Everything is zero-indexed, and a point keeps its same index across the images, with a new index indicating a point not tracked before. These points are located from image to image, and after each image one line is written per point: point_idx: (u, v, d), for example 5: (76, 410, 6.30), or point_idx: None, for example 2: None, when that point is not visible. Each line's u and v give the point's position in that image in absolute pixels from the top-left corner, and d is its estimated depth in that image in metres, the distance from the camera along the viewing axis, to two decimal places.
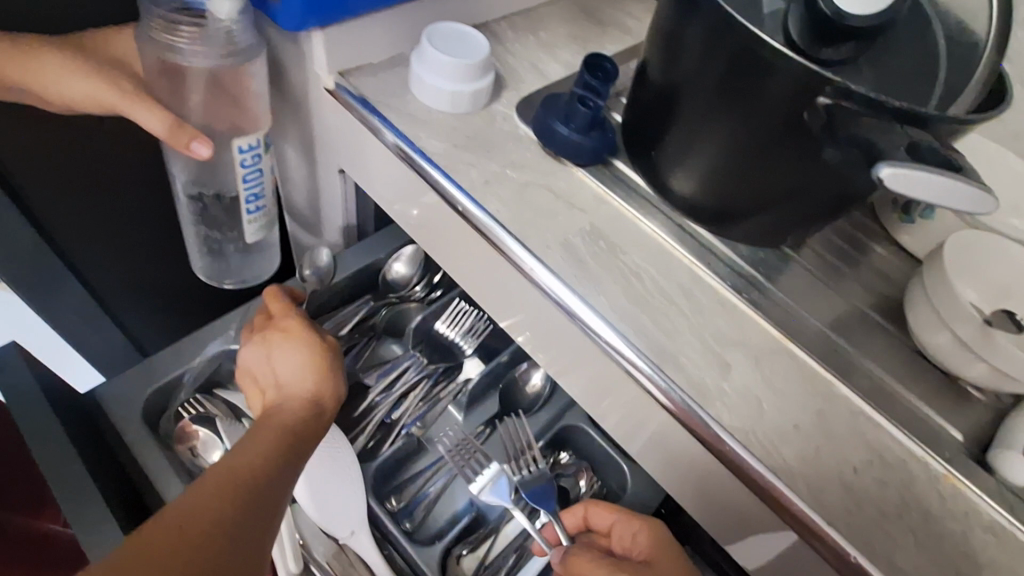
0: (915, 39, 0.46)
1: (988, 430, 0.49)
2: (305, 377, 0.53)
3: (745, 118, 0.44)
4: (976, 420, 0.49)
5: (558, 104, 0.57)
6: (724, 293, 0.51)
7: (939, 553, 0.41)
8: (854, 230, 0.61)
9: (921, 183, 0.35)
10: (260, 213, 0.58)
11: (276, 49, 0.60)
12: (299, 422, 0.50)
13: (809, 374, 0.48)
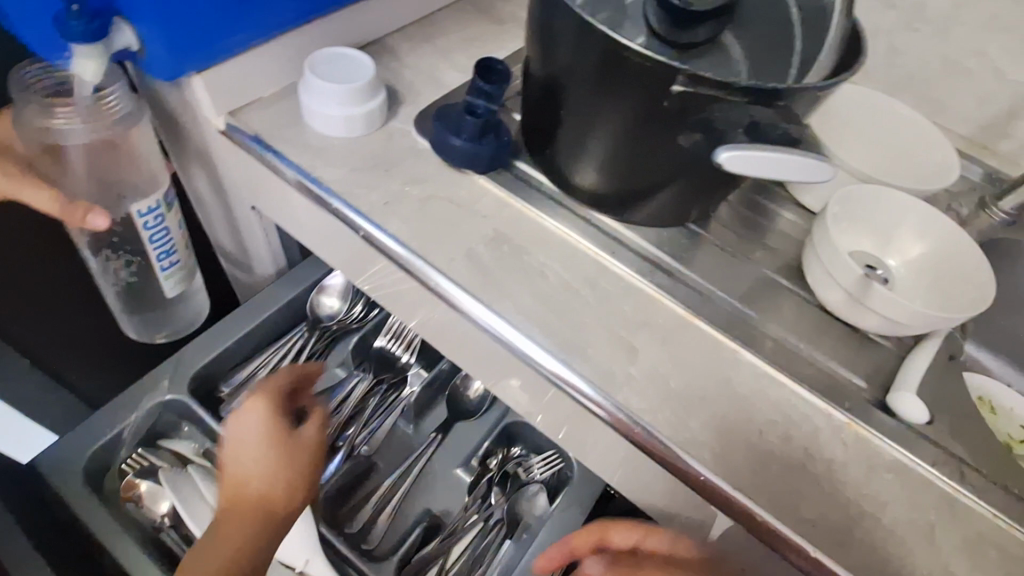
0: (766, 13, 0.49)
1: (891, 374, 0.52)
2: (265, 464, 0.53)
3: (620, 110, 0.46)
4: (880, 365, 0.52)
5: (448, 116, 0.57)
6: (630, 280, 0.53)
7: (843, 498, 0.44)
8: (758, 196, 0.63)
9: (789, 165, 0.36)
10: (176, 267, 0.58)
11: (161, 96, 0.59)
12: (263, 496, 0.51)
13: (716, 346, 0.50)
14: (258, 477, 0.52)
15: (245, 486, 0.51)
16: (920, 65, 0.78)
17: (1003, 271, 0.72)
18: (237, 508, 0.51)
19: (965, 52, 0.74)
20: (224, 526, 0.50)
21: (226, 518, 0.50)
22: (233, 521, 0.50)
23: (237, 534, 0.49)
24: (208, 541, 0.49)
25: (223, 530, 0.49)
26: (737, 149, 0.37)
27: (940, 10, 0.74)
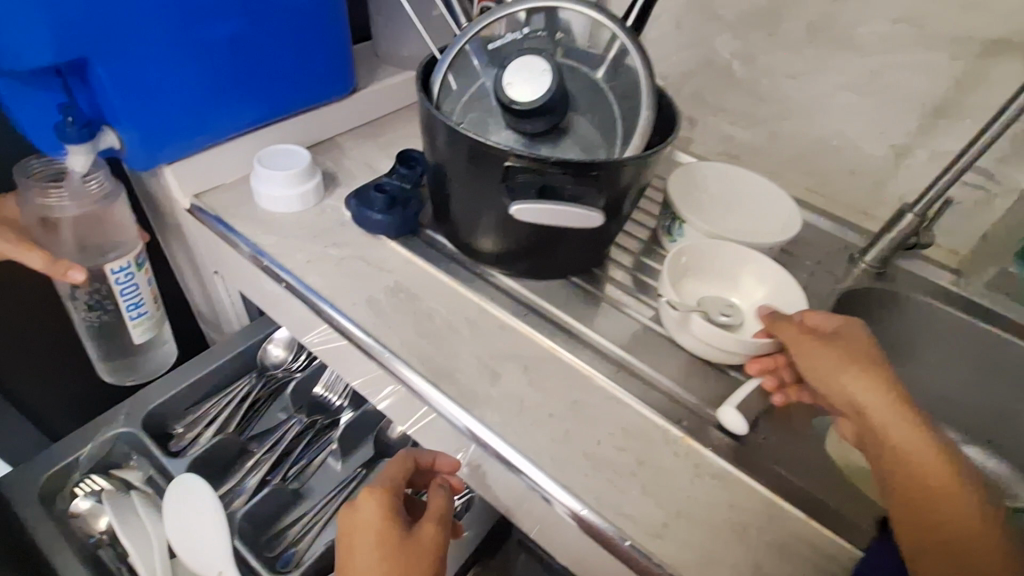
0: (595, 103, 0.62)
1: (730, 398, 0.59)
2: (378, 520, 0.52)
3: (480, 182, 0.59)
4: (720, 390, 0.59)
5: (364, 193, 0.71)
6: (505, 320, 0.63)
7: (664, 499, 0.50)
8: (635, 254, 0.74)
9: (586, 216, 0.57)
10: (142, 317, 0.70)
11: (146, 183, 0.75)
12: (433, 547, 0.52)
13: (572, 373, 0.59)
14: (375, 548, 0.50)
15: (395, 539, 0.51)
16: (796, 145, 0.91)
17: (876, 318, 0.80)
18: (375, 531, 0.51)
19: (828, 134, 0.87)
20: (367, 532, 0.52)
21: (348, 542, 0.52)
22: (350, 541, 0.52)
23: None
24: (356, 508, 0.54)
25: (360, 530, 0.52)
26: (559, 207, 0.57)
27: (798, 101, 0.87)
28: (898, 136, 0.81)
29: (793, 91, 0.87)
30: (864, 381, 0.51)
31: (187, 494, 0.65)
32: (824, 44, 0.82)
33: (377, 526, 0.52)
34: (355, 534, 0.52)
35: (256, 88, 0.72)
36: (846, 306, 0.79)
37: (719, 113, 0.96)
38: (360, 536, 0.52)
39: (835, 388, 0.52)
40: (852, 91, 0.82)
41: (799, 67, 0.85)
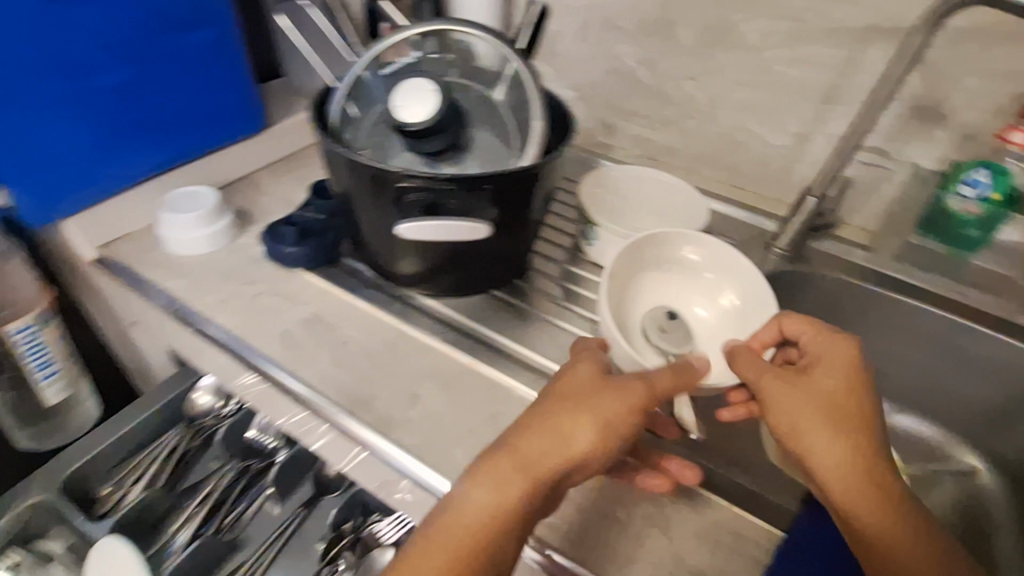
0: (491, 119, 0.63)
1: None
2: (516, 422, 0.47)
3: (380, 206, 0.59)
4: None
5: (274, 228, 0.70)
6: (425, 340, 0.63)
7: (585, 503, 0.50)
8: (558, 261, 0.75)
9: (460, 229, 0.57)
10: (54, 376, 0.68)
11: (51, 238, 0.73)
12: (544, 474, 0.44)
13: (493, 386, 0.59)
14: (589, 449, 0.45)
15: (623, 443, 0.47)
16: (707, 142, 0.94)
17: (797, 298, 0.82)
18: (595, 424, 0.46)
19: (734, 129, 0.90)
20: (615, 417, 0.46)
21: (541, 422, 0.46)
22: (578, 420, 0.45)
23: (468, 502, 0.43)
24: (616, 390, 0.47)
25: (603, 419, 0.45)
26: (425, 225, 0.57)
27: (702, 100, 0.91)
28: (796, 125, 0.85)
29: (695, 91, 0.91)
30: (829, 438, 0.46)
31: (110, 557, 0.62)
32: (716, 45, 0.86)
33: (622, 417, 0.46)
34: (558, 409, 0.46)
35: (156, 135, 0.73)
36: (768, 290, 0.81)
37: (632, 118, 0.99)
38: (568, 423, 0.45)
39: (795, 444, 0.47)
40: (749, 86, 0.86)
41: (697, 68, 0.89)
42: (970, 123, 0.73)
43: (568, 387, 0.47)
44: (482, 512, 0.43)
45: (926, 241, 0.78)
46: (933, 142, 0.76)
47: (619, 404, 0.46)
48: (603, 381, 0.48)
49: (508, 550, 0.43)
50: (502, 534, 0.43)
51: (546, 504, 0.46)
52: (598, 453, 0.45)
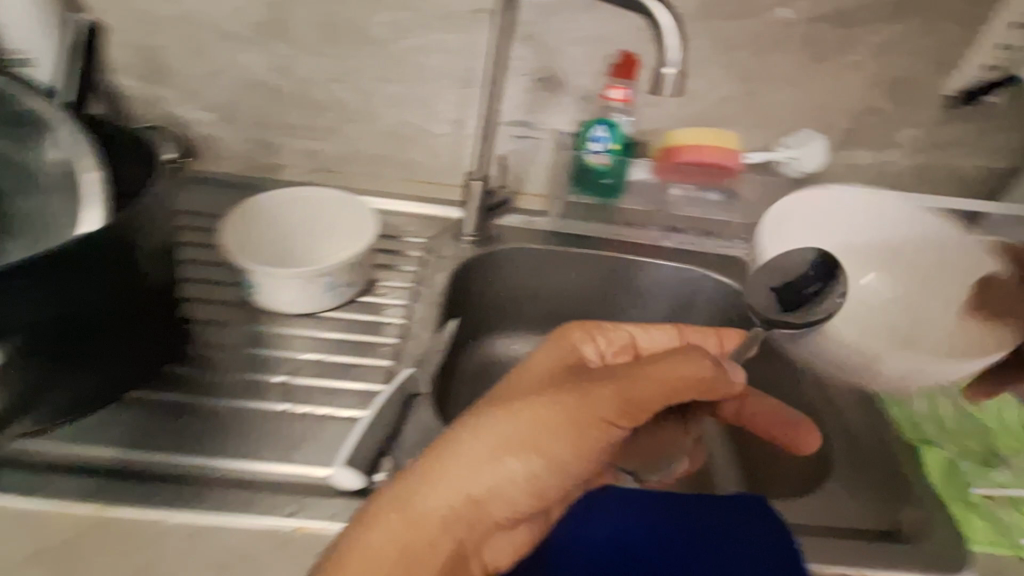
0: (42, 194, 0.51)
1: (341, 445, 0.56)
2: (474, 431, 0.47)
3: None
4: (329, 445, 0.56)
5: None
6: (24, 506, 0.48)
7: None
8: (224, 327, 0.66)
9: None
10: None
11: None
12: (457, 506, 0.45)
13: (131, 533, 0.48)
14: (497, 471, 0.46)
15: (559, 469, 0.47)
16: (375, 143, 0.89)
17: (491, 279, 0.84)
18: (493, 446, 0.46)
19: (395, 125, 0.87)
20: (553, 437, 0.46)
21: (479, 446, 0.46)
22: (519, 439, 0.46)
23: (390, 520, 0.44)
24: (569, 405, 0.47)
25: (537, 445, 0.46)
26: None
27: (352, 101, 0.85)
28: (450, 111, 0.85)
29: (343, 93, 0.84)
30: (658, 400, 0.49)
31: None
32: (345, 42, 0.80)
33: (562, 438, 0.46)
34: (503, 424, 0.47)
35: None
36: (464, 281, 0.81)
37: (288, 131, 0.88)
38: (514, 440, 0.46)
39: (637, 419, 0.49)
40: (393, 80, 0.82)
41: (335, 68, 0.82)
42: (582, 86, 0.81)
43: (532, 405, 0.47)
44: (416, 527, 0.44)
45: (581, 197, 0.84)
46: (563, 108, 0.83)
47: (548, 431, 0.46)
48: (572, 393, 0.48)
49: (426, 572, 0.44)
50: (424, 558, 0.44)
51: (482, 524, 0.46)
52: (530, 472, 0.46)
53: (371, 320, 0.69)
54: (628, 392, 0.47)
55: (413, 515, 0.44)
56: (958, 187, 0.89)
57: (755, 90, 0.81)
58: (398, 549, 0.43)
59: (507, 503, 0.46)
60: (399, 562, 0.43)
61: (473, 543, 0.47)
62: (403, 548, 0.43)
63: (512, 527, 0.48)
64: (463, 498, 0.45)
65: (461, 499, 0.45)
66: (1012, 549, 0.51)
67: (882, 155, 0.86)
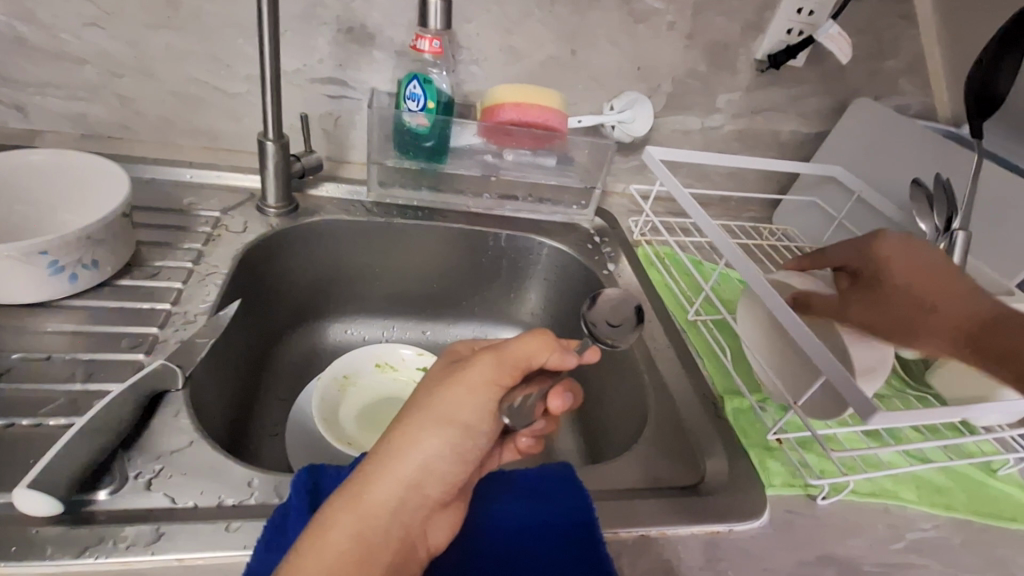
0: None
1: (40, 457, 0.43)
2: (397, 425, 0.43)
3: None
4: (31, 461, 0.42)
5: None
6: None
7: None
8: None
9: None
10: None
11: None
12: (406, 491, 0.40)
13: None
14: (432, 450, 0.42)
15: (478, 437, 0.44)
16: (158, 105, 0.75)
17: (305, 254, 0.75)
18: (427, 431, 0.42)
19: (179, 83, 0.74)
20: (461, 408, 0.43)
21: (402, 435, 0.42)
22: (435, 419, 0.43)
23: (334, 522, 0.38)
24: (468, 375, 0.44)
25: (450, 415, 0.43)
26: None
27: (120, 52, 0.71)
28: (245, 67, 0.74)
29: (106, 42, 0.70)
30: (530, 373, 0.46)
31: None
32: None
33: (470, 411, 0.44)
34: (418, 412, 0.43)
35: None
36: (270, 254, 0.71)
37: (43, 90, 0.72)
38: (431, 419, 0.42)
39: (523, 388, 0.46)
40: (169, 27, 0.70)
41: (92, 11, 0.68)
42: (394, 40, 0.74)
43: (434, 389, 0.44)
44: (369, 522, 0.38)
45: (405, 162, 0.76)
46: (377, 64, 0.75)
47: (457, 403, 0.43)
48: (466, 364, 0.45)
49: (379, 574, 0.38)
50: (380, 556, 0.38)
51: (426, 510, 0.41)
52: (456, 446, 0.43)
53: (128, 308, 0.56)
54: (507, 356, 0.44)
55: (362, 511, 0.39)
56: (779, 153, 0.92)
57: (577, 49, 0.78)
58: (355, 548, 0.37)
59: (444, 483, 0.42)
60: (355, 565, 0.37)
61: (423, 532, 0.41)
62: (357, 542, 0.38)
63: (451, 513, 0.43)
64: (408, 483, 0.41)
65: (410, 483, 0.41)
66: (802, 488, 0.53)
67: (708, 120, 0.87)
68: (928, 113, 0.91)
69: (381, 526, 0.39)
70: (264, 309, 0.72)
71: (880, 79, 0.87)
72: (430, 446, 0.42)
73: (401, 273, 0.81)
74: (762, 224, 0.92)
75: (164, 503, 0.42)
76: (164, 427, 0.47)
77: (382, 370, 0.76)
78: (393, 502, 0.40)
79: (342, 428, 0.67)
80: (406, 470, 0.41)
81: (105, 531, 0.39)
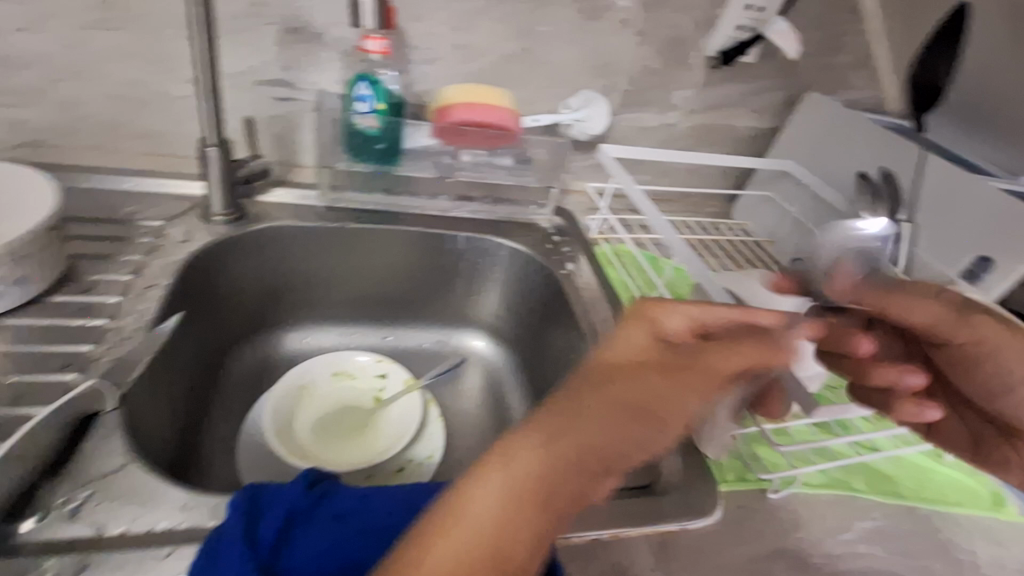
0: None
1: None
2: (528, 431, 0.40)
3: None
4: None
5: None
6: None
7: None
8: None
9: None
10: None
11: None
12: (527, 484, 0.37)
13: None
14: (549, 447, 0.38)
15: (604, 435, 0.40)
16: (95, 109, 0.72)
17: (256, 260, 0.73)
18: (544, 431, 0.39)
19: (116, 86, 0.71)
20: (603, 400, 0.41)
21: (588, 380, 0.43)
22: (580, 404, 0.41)
23: (470, 501, 0.37)
24: (626, 381, 0.43)
25: (574, 416, 0.40)
26: None
27: (50, 55, 0.67)
28: (186, 68, 0.71)
29: (34, 43, 0.67)
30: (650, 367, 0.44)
31: None
32: None
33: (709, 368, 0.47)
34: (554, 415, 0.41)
35: None
36: (217, 264, 0.69)
37: None
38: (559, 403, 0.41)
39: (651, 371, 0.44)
40: (101, 28, 0.67)
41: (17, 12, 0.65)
42: (341, 39, 0.72)
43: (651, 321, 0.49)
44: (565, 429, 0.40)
45: (356, 164, 0.75)
46: (325, 64, 0.73)
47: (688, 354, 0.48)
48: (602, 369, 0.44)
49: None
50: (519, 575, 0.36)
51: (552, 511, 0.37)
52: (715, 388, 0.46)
53: (60, 325, 0.54)
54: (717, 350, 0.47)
55: (472, 509, 0.36)
56: (737, 148, 0.93)
57: (529, 47, 0.78)
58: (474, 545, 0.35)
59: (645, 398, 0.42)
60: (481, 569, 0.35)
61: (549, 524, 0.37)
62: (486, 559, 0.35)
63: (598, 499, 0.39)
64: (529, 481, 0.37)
65: (528, 478, 0.37)
66: (755, 483, 0.54)
67: (664, 117, 0.87)
68: (877, 106, 0.93)
69: (501, 531, 0.36)
70: (212, 320, 0.70)
71: (830, 73, 0.89)
72: (546, 446, 0.38)
73: (358, 278, 0.79)
74: (721, 220, 0.93)
75: (91, 532, 0.40)
76: (95, 450, 0.45)
77: (341, 378, 0.75)
78: (521, 502, 0.37)
79: (297, 439, 0.66)
80: (525, 468, 0.37)
81: (25, 565, 0.38)
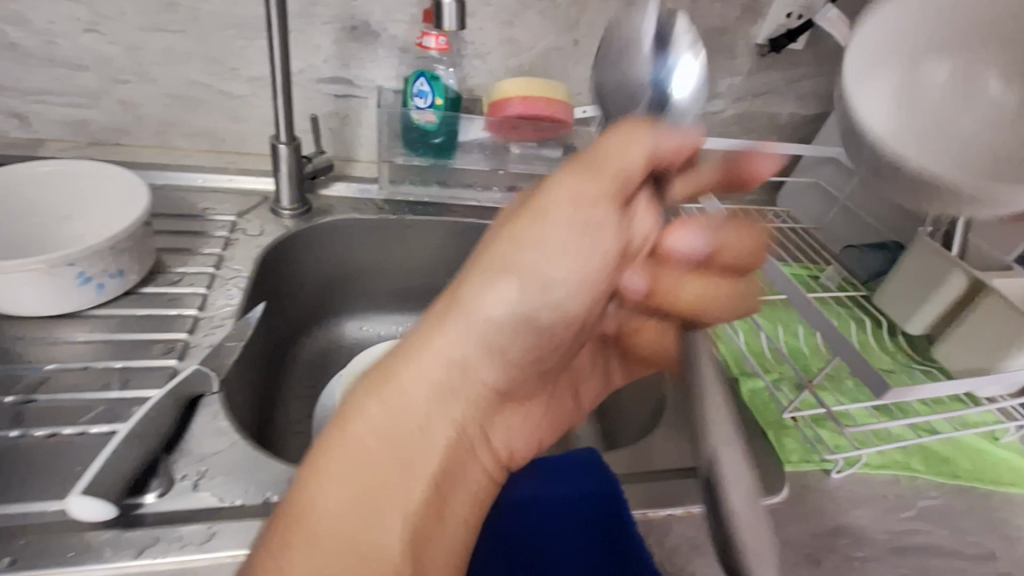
0: None
1: (85, 463, 0.44)
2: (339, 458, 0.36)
3: None
4: (76, 470, 0.44)
5: None
6: None
7: None
8: None
9: None
10: None
11: None
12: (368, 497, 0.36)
13: None
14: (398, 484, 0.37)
15: (435, 401, 0.41)
16: (161, 108, 0.75)
17: (320, 252, 0.76)
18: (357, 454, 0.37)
19: (181, 85, 0.74)
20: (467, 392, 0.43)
21: (387, 398, 0.39)
22: (380, 419, 0.38)
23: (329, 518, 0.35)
24: (452, 339, 0.42)
25: (374, 432, 0.37)
26: None
27: (120, 57, 0.71)
28: (249, 68, 0.74)
29: (105, 46, 0.70)
30: (453, 325, 0.43)
31: None
32: None
33: None
34: (370, 422, 0.38)
35: None
36: (284, 256, 0.72)
37: (42, 98, 0.72)
38: (460, 374, 0.43)
39: (465, 298, 0.44)
40: (168, 30, 0.70)
41: (88, 15, 0.68)
42: (396, 37, 0.74)
43: (519, 227, 0.46)
44: (450, 342, 0.42)
45: (414, 159, 0.77)
46: (380, 61, 0.76)
47: (524, 280, 0.45)
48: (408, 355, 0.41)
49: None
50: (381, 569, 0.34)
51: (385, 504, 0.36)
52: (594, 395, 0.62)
53: (152, 314, 0.57)
54: None
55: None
56: (779, 135, 0.94)
57: (579, 39, 0.79)
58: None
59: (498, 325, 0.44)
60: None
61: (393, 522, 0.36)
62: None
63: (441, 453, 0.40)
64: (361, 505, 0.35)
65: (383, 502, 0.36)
66: (818, 464, 0.55)
67: (709, 106, 0.88)
68: None
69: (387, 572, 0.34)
70: (281, 309, 0.73)
71: None
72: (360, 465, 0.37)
73: (412, 269, 0.82)
74: (766, 207, 0.93)
75: (213, 502, 0.44)
76: (201, 428, 0.49)
77: None
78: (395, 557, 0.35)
79: None
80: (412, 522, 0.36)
81: (158, 532, 0.41)
